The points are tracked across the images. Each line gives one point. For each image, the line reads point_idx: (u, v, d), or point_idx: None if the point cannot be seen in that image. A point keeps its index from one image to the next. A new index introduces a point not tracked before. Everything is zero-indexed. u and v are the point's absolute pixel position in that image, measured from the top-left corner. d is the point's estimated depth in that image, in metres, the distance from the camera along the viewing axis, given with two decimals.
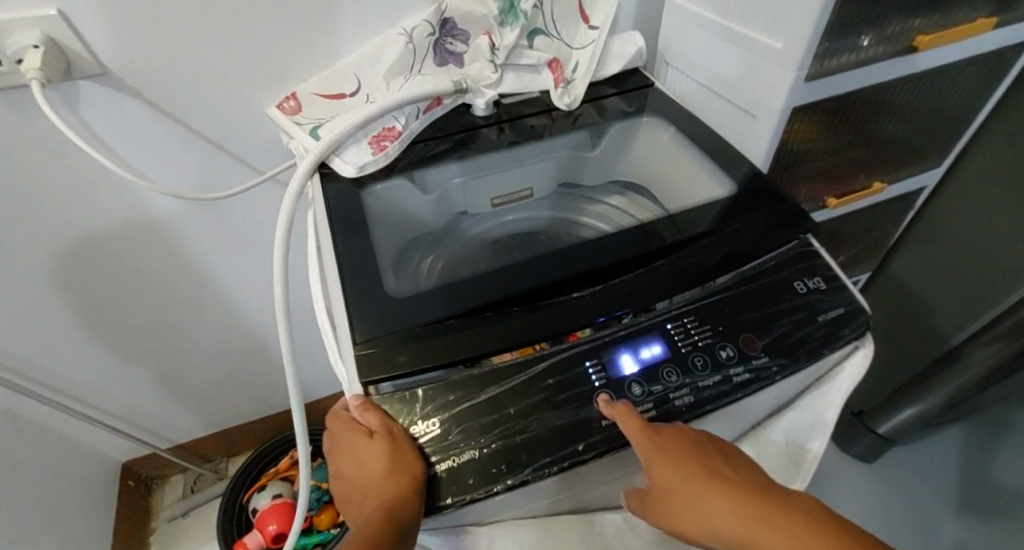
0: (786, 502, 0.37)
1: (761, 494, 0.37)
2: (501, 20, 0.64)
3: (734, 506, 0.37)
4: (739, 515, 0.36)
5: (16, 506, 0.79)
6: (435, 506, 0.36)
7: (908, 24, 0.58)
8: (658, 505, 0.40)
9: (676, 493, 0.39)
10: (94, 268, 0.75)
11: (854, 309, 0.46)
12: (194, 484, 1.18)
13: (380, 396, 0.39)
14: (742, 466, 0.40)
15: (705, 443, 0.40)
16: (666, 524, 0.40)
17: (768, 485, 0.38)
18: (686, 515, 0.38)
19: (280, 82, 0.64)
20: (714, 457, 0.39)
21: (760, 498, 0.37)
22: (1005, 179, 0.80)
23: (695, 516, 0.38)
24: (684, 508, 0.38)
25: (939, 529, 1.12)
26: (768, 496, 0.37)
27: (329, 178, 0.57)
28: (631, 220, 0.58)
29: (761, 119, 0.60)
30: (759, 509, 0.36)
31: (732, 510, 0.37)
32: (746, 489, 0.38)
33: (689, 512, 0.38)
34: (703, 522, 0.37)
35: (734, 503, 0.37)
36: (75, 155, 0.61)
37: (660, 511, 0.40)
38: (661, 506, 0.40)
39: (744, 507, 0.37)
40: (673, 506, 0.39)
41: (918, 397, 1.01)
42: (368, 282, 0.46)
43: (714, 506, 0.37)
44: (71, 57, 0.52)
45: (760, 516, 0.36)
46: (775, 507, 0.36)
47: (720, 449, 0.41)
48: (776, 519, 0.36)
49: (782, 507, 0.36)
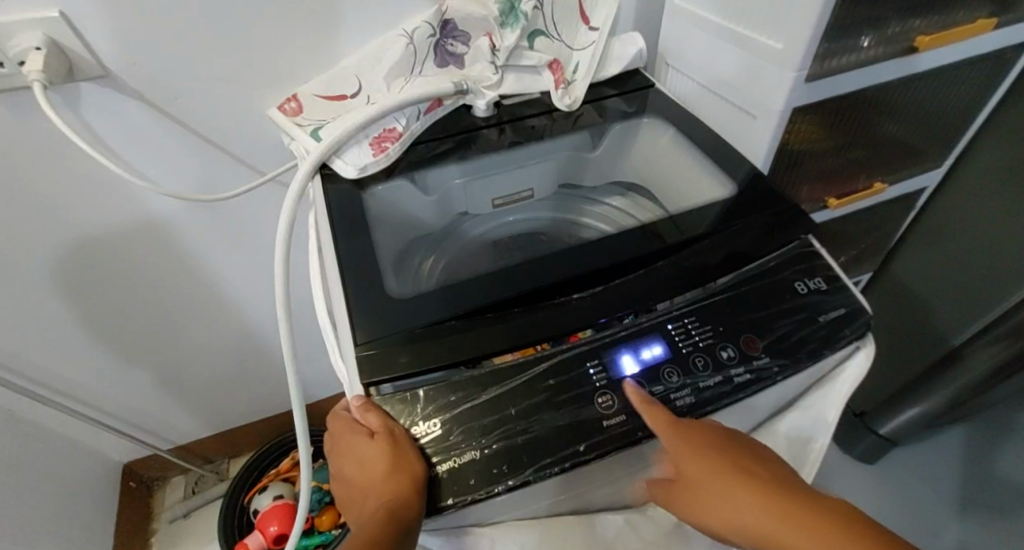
0: (810, 500, 0.38)
1: (785, 491, 0.38)
2: (501, 21, 0.64)
3: (759, 501, 0.38)
4: (764, 510, 0.37)
5: (17, 507, 0.79)
6: (437, 506, 0.36)
7: (908, 25, 0.58)
8: (680, 499, 0.41)
9: (700, 487, 0.39)
10: (95, 268, 0.75)
11: (854, 309, 0.46)
12: (195, 486, 1.18)
13: (382, 397, 0.39)
14: (765, 463, 0.41)
15: (729, 439, 0.41)
16: (687, 517, 0.40)
17: (791, 482, 0.40)
18: (710, 509, 0.39)
19: (281, 84, 0.64)
20: (738, 453, 0.40)
21: (785, 495, 0.38)
22: (1006, 179, 0.80)
23: (718, 510, 0.38)
24: (708, 501, 0.39)
25: (940, 530, 1.12)
26: (793, 493, 0.38)
27: (330, 179, 0.57)
28: (632, 220, 0.58)
29: (761, 120, 0.60)
30: (784, 505, 0.37)
31: (757, 505, 0.38)
32: (771, 486, 0.39)
33: (714, 506, 0.39)
34: (726, 516, 0.38)
35: (759, 499, 0.38)
36: (76, 156, 0.61)
37: (682, 504, 0.40)
38: (684, 499, 0.40)
39: (769, 503, 0.38)
40: (697, 499, 0.39)
41: (920, 397, 1.01)
42: (369, 283, 0.46)
43: (739, 500, 0.38)
44: (72, 58, 0.52)
45: (785, 512, 0.37)
46: (799, 504, 0.37)
47: (744, 445, 0.42)
48: (801, 516, 0.37)
49: (806, 504, 0.37)
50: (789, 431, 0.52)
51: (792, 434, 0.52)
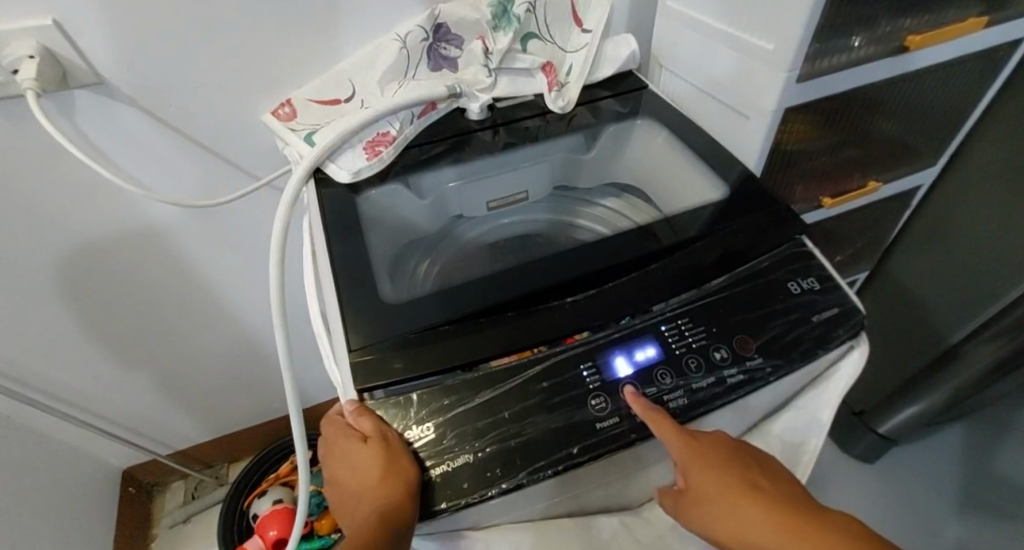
0: (821, 519, 0.39)
1: (797, 508, 0.39)
2: (494, 25, 0.64)
3: (771, 517, 0.38)
4: (775, 525, 0.38)
5: (17, 514, 0.79)
6: (432, 510, 0.36)
7: (899, 24, 0.59)
8: (691, 509, 0.41)
9: (710, 499, 0.40)
10: (92, 274, 0.75)
11: (848, 308, 0.46)
12: (195, 491, 1.18)
13: (375, 401, 0.39)
14: (777, 480, 0.42)
15: (741, 455, 0.42)
16: (698, 527, 0.41)
17: (803, 499, 0.40)
18: (720, 521, 0.40)
19: (275, 89, 0.64)
20: (750, 469, 0.41)
21: (798, 512, 0.39)
22: (1001, 177, 0.80)
23: (729, 523, 0.39)
24: (719, 514, 0.40)
25: (941, 529, 1.12)
26: (804, 511, 0.39)
27: (324, 184, 0.57)
28: (626, 222, 0.59)
29: (754, 120, 0.60)
30: (794, 521, 0.38)
31: (767, 521, 0.38)
32: (781, 500, 0.39)
33: (724, 518, 0.40)
34: (736, 530, 0.39)
35: (770, 514, 0.39)
36: (72, 163, 0.61)
37: (693, 515, 0.41)
38: (695, 510, 0.41)
39: (780, 519, 0.38)
40: (707, 511, 0.40)
41: (919, 395, 1.00)
42: (363, 287, 0.46)
43: (750, 514, 0.39)
44: (66, 66, 0.53)
45: (795, 529, 0.38)
46: (809, 522, 0.38)
47: (755, 460, 0.43)
48: (811, 534, 0.37)
49: (817, 522, 0.38)
50: (783, 430, 0.52)
51: (786, 433, 0.53)
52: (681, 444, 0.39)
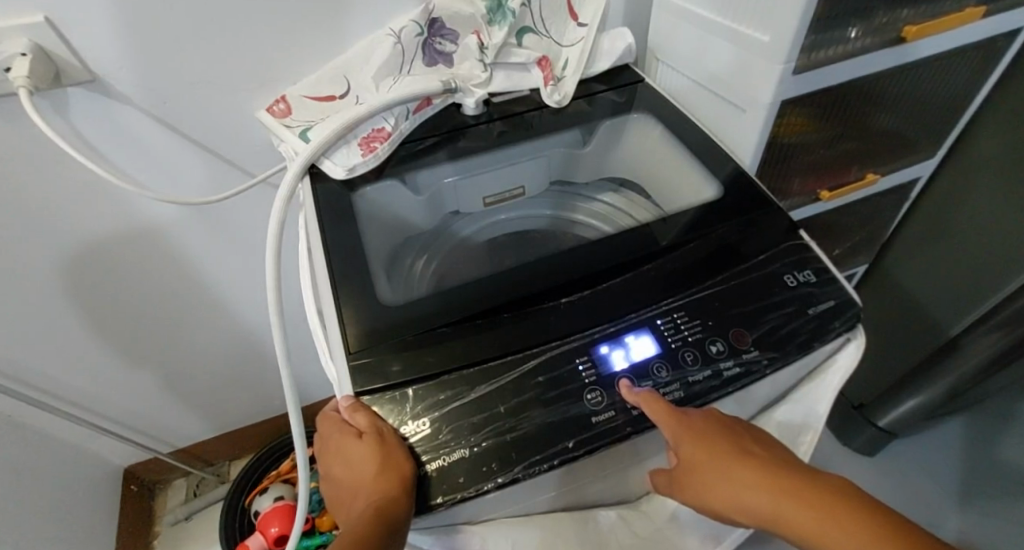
0: (816, 482, 0.39)
1: (795, 473, 0.39)
2: (489, 19, 0.64)
3: (770, 488, 0.39)
4: (774, 494, 0.38)
5: (18, 511, 0.79)
6: (428, 505, 0.36)
7: (897, 15, 0.58)
8: (688, 487, 0.41)
9: (708, 477, 0.40)
10: (88, 272, 0.75)
11: (843, 302, 0.46)
12: (196, 488, 1.18)
13: (371, 398, 0.39)
14: (771, 448, 0.42)
15: (735, 426, 0.42)
16: (697, 503, 0.42)
17: (797, 465, 0.40)
18: (720, 497, 0.40)
19: (271, 86, 0.64)
20: (744, 439, 0.41)
21: (798, 478, 0.39)
22: (1003, 168, 0.80)
23: (728, 498, 0.39)
24: (716, 490, 0.40)
25: (942, 523, 1.12)
26: (801, 475, 0.39)
27: (318, 179, 0.57)
28: (627, 220, 0.60)
29: (751, 113, 0.60)
30: (792, 489, 0.38)
31: (765, 492, 0.39)
32: (778, 469, 0.40)
33: (722, 494, 0.40)
34: (737, 502, 0.39)
35: (768, 484, 0.39)
36: (66, 161, 0.61)
37: (691, 491, 0.41)
38: (693, 488, 0.41)
39: (779, 489, 0.38)
40: (705, 487, 0.40)
41: (919, 388, 1.00)
42: (361, 285, 0.46)
43: (748, 486, 0.39)
44: (58, 64, 0.52)
45: (794, 498, 0.38)
46: (806, 486, 0.39)
47: (749, 431, 0.42)
48: (812, 499, 0.38)
49: (813, 486, 0.39)
50: (782, 422, 0.53)
51: (785, 426, 0.53)
52: (674, 425, 0.38)
